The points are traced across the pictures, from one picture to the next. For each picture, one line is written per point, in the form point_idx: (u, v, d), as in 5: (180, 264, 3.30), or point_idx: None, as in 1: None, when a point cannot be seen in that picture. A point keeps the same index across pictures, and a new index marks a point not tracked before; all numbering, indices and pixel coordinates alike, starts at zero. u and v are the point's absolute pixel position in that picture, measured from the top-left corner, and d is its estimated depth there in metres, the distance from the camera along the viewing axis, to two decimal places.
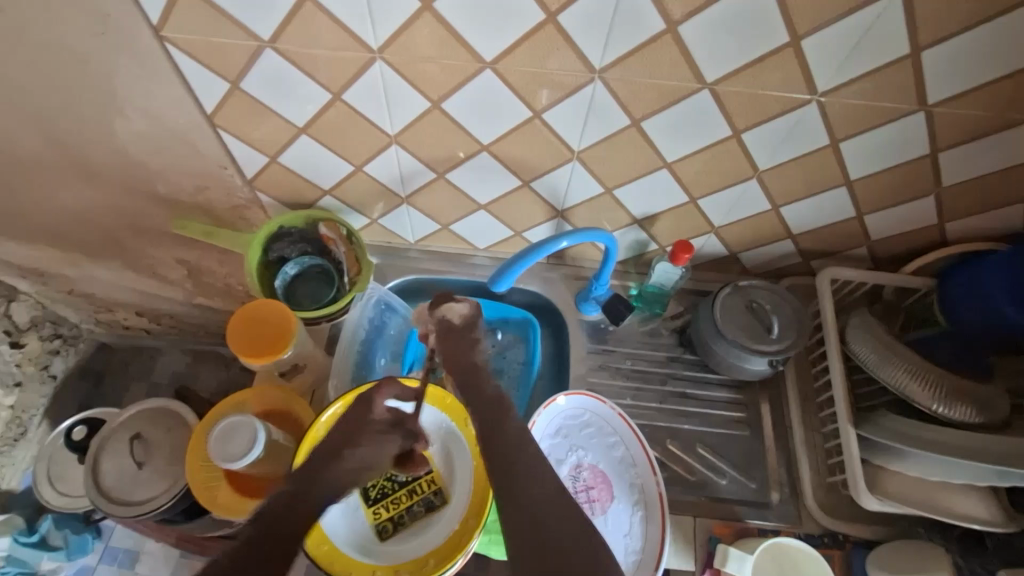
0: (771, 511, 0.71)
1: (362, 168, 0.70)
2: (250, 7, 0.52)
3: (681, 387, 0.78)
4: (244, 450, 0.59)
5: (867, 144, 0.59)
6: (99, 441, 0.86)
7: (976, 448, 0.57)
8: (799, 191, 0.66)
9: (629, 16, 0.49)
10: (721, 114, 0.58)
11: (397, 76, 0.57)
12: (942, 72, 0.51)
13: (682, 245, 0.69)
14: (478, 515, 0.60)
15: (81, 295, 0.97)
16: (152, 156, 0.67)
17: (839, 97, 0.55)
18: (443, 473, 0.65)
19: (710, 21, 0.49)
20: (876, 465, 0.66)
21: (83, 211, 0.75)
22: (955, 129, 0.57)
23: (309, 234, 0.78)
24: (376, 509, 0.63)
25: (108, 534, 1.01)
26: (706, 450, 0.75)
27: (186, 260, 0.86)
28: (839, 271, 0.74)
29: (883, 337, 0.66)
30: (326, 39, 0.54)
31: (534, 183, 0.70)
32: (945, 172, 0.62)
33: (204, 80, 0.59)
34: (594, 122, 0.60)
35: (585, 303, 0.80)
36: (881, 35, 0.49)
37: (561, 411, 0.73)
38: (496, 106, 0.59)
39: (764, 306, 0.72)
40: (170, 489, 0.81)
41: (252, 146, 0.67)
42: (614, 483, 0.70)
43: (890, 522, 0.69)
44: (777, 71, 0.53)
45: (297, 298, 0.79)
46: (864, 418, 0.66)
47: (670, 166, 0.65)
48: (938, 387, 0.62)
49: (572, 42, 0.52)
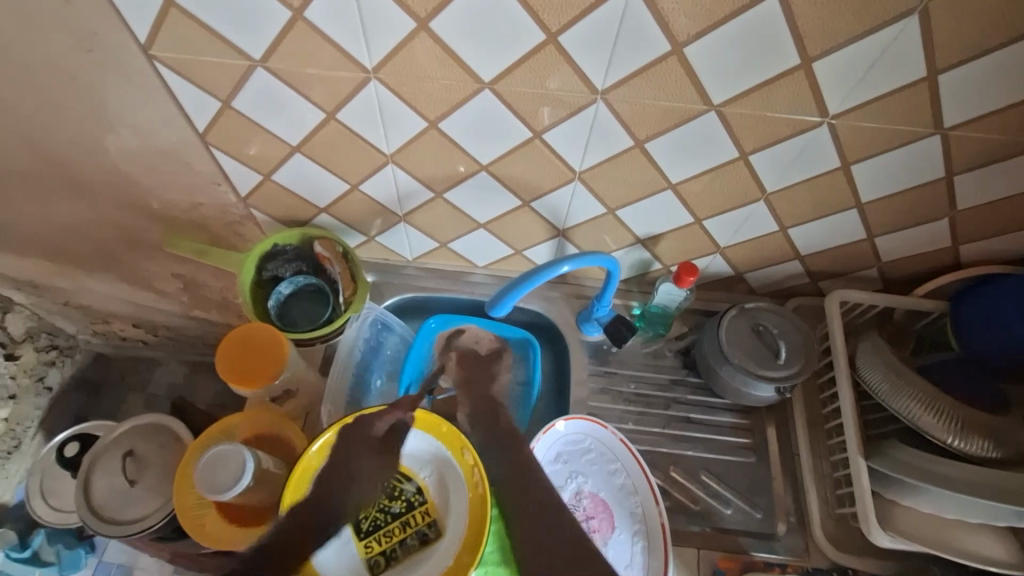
0: (779, 543, 0.69)
1: (358, 187, 0.68)
2: (240, 25, 0.50)
3: (684, 412, 0.76)
4: (232, 480, 0.57)
5: (880, 168, 0.57)
6: (91, 459, 0.84)
7: (995, 486, 0.55)
8: (809, 213, 0.64)
9: (633, 35, 0.47)
10: (728, 136, 0.56)
11: (393, 95, 0.55)
12: (958, 96, 0.49)
13: (687, 267, 0.67)
14: (472, 552, 0.57)
15: (77, 307, 0.95)
16: (143, 174, 0.65)
17: (851, 120, 0.53)
18: (438, 504, 0.63)
19: (716, 43, 0.47)
20: (888, 499, 0.64)
21: (76, 226, 0.73)
22: (970, 154, 0.55)
23: (304, 252, 0.76)
24: (368, 542, 0.61)
25: (102, 548, 0.98)
26: (710, 478, 0.73)
27: (183, 273, 0.84)
28: (847, 293, 0.72)
29: (895, 364, 0.64)
30: (320, 58, 0.52)
31: (534, 204, 0.68)
32: (960, 197, 0.59)
33: (195, 98, 0.58)
34: (596, 142, 0.58)
35: (586, 323, 0.78)
36: (895, 58, 0.47)
37: (560, 437, 0.71)
38: (496, 125, 0.57)
39: (771, 330, 0.70)
40: (161, 509, 0.80)
41: (246, 164, 0.66)
42: (615, 511, 0.68)
43: (903, 557, 0.67)
44: (786, 91, 0.51)
45: (290, 318, 0.77)
46: (874, 449, 0.64)
47: (674, 187, 0.63)
48: (951, 419, 0.59)
49: (574, 63, 0.50)
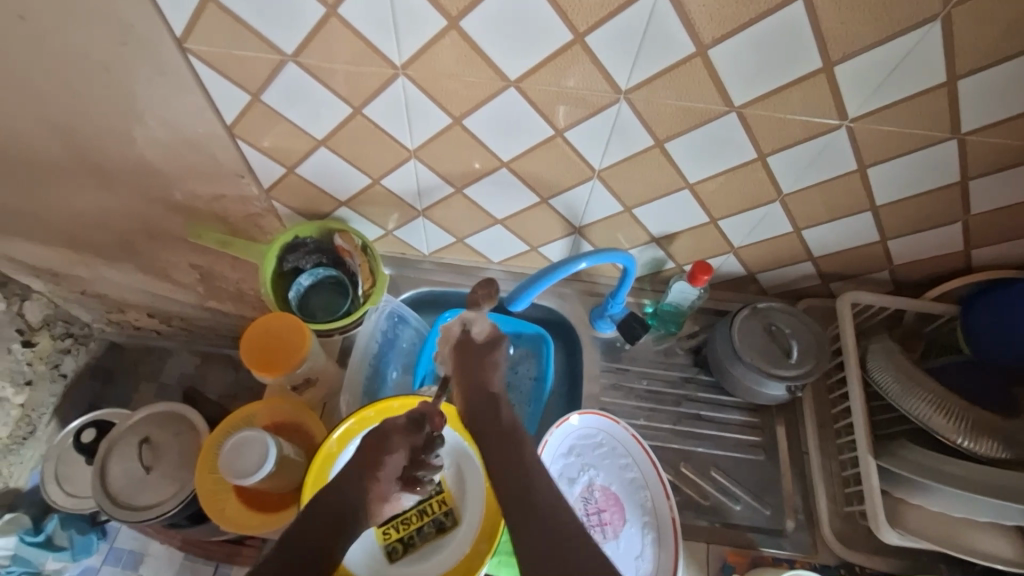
0: (786, 540, 0.70)
1: (380, 181, 0.69)
2: (273, 21, 0.51)
3: (695, 409, 0.77)
4: (256, 465, 0.59)
5: (897, 171, 0.58)
6: (108, 444, 0.85)
7: (1004, 487, 0.56)
8: (822, 215, 0.65)
9: (658, 38, 0.48)
10: (747, 136, 0.56)
11: (420, 91, 0.56)
12: (977, 101, 0.50)
13: (701, 267, 0.68)
14: (489, 539, 0.60)
15: (93, 296, 0.97)
16: (169, 166, 0.67)
17: (868, 124, 0.54)
18: (454, 493, 0.64)
19: (740, 45, 0.48)
20: (897, 498, 0.64)
21: (98, 216, 0.75)
22: (987, 158, 0.55)
23: (324, 245, 0.78)
24: (386, 529, 0.63)
25: (114, 534, 1.00)
26: (720, 474, 0.74)
27: (200, 264, 0.86)
28: (859, 295, 0.73)
29: (905, 365, 0.65)
30: (348, 55, 0.53)
31: (552, 201, 0.69)
32: (974, 201, 0.60)
33: (225, 92, 0.59)
34: (616, 142, 0.59)
35: (599, 320, 0.79)
36: (916, 63, 0.48)
37: (574, 430, 0.72)
38: (519, 123, 0.58)
39: (784, 330, 0.71)
40: (176, 495, 0.81)
41: (269, 157, 0.67)
42: (626, 505, 0.69)
43: (909, 556, 0.67)
44: (805, 95, 0.52)
45: (310, 309, 0.78)
46: (884, 449, 0.65)
47: (691, 187, 0.64)
48: (962, 420, 0.60)
49: (598, 63, 0.51)
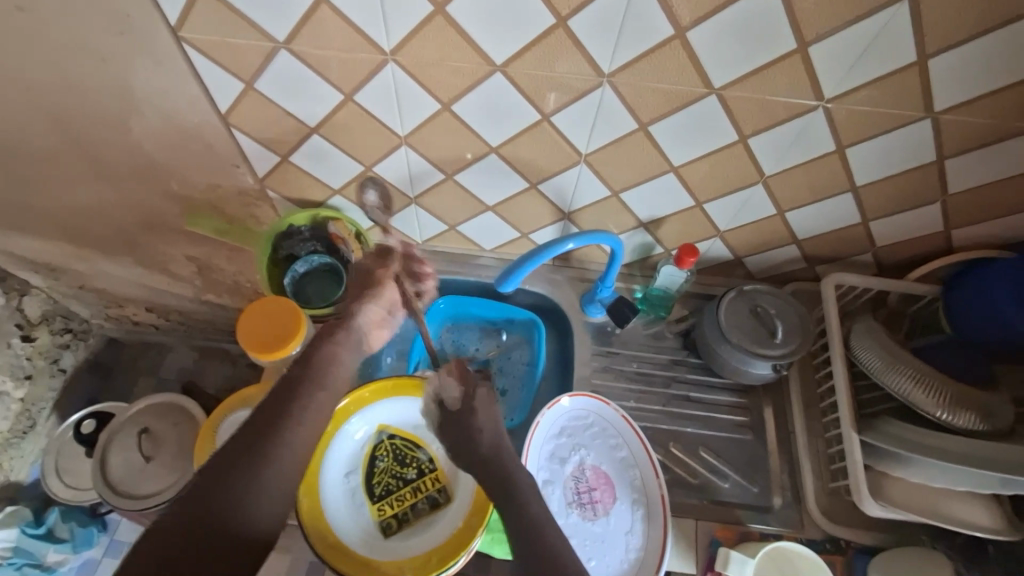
0: (773, 515, 0.71)
1: (372, 168, 0.71)
2: (264, 9, 0.53)
3: (684, 391, 0.79)
4: None
5: (875, 151, 0.60)
6: (109, 433, 0.87)
7: (983, 457, 0.57)
8: (805, 197, 0.66)
9: (638, 19, 0.50)
10: (729, 118, 0.58)
11: (408, 76, 0.57)
12: (947, 80, 0.52)
13: (688, 249, 0.70)
14: (481, 515, 0.61)
15: (92, 290, 0.98)
16: (166, 156, 0.68)
17: (847, 104, 0.55)
18: (447, 471, 0.66)
19: (719, 25, 0.50)
20: (878, 471, 0.66)
21: (94, 208, 0.76)
22: (960, 137, 0.57)
23: (319, 233, 0.79)
24: (382, 505, 0.65)
25: (114, 527, 1.02)
26: (708, 453, 0.75)
27: (196, 257, 0.87)
28: (842, 277, 0.74)
29: (888, 344, 0.66)
30: (338, 41, 0.55)
31: (541, 186, 0.70)
32: (949, 180, 0.62)
33: (220, 81, 0.60)
34: (602, 125, 0.61)
35: (590, 305, 0.80)
36: (888, 42, 0.49)
37: (565, 412, 0.73)
38: (507, 108, 0.60)
39: (769, 311, 0.72)
40: (175, 484, 0.82)
41: (264, 145, 0.69)
42: (616, 483, 0.70)
43: (894, 529, 0.69)
44: (784, 76, 0.53)
45: (305, 295, 0.79)
46: (866, 424, 0.66)
47: (676, 170, 0.65)
48: (942, 394, 0.62)
49: (582, 46, 0.53)
